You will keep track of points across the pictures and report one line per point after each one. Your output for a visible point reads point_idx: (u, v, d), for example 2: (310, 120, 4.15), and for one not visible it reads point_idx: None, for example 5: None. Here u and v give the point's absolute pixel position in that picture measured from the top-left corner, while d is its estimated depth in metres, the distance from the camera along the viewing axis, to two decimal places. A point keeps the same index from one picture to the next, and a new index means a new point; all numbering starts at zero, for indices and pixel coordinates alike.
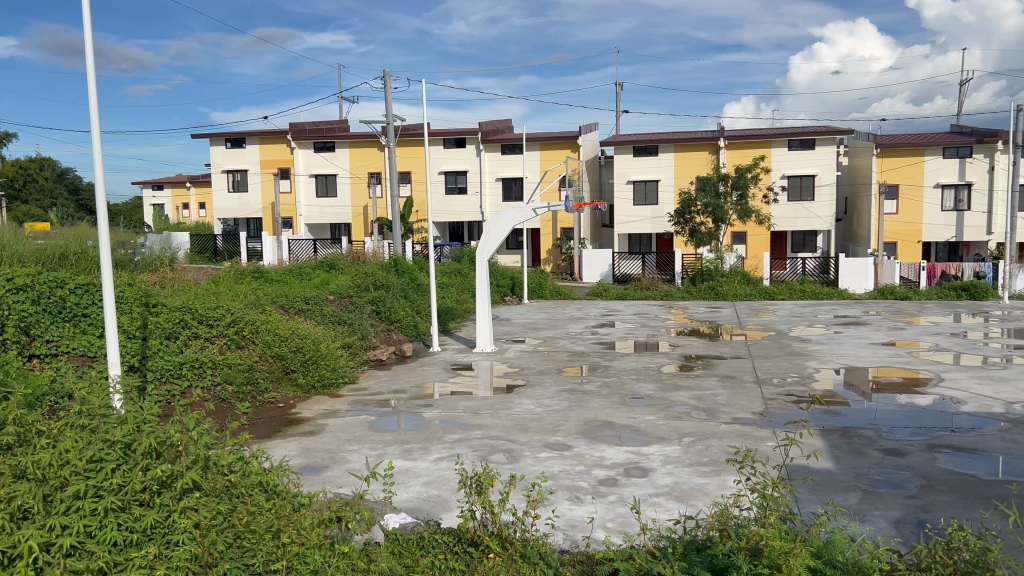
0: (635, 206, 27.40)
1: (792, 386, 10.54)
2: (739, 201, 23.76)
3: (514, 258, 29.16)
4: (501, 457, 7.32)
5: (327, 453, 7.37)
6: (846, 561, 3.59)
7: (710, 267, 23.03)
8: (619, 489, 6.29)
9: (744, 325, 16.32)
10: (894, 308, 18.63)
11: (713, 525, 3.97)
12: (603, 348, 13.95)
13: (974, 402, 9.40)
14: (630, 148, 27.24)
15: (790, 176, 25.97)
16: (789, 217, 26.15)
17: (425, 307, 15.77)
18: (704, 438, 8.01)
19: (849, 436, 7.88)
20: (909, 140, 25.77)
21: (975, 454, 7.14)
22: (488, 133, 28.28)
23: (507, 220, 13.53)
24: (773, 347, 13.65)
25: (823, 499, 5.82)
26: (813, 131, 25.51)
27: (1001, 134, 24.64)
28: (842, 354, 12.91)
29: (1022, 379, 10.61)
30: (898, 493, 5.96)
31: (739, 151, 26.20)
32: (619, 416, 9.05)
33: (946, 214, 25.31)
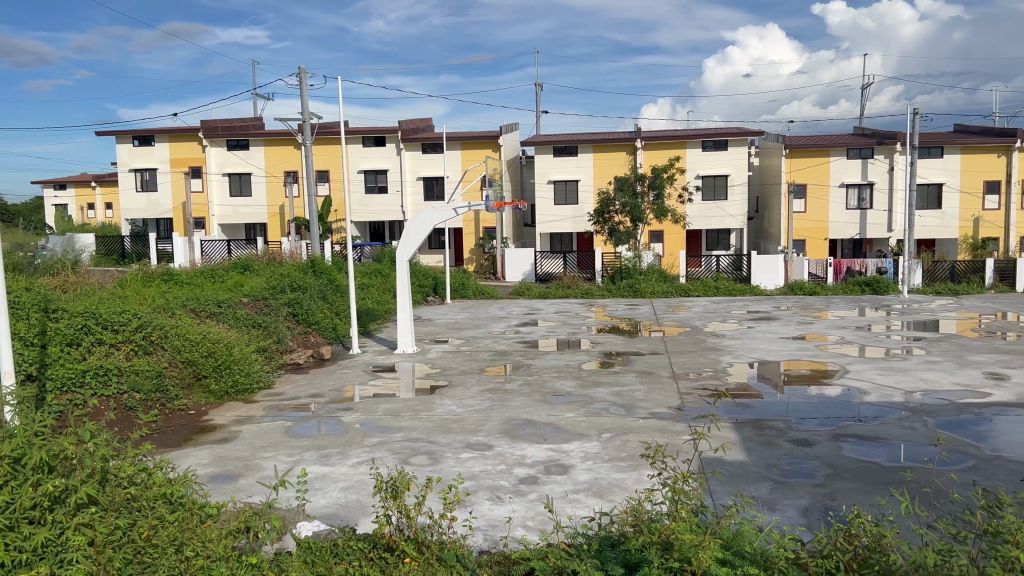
0: (556, 206, 27.63)
1: (708, 380, 10.79)
2: (656, 201, 24.30)
3: (436, 258, 29.01)
4: (422, 459, 7.25)
5: (240, 461, 7.16)
6: (754, 551, 3.67)
7: (629, 265, 23.38)
8: (539, 487, 6.30)
9: (662, 322, 16.65)
10: (803, 304, 19.33)
11: (629, 521, 4.01)
12: (525, 346, 14.01)
13: (876, 392, 9.83)
14: (550, 148, 27.40)
15: (703, 176, 26.64)
16: (703, 216, 26.86)
17: (345, 308, 15.51)
18: (622, 434, 8.12)
19: (760, 428, 8.12)
20: (816, 141, 26.76)
21: (877, 442, 7.46)
22: (408, 132, 28.02)
23: (428, 220, 13.38)
24: (689, 343, 13.94)
25: (734, 490, 5.98)
26: (726, 132, 26.24)
27: (900, 136, 25.86)
28: (755, 348, 13.30)
29: (920, 369, 11.16)
30: (806, 482, 6.17)
31: (655, 151, 26.72)
32: (540, 414, 9.09)
33: (851, 213, 26.40)
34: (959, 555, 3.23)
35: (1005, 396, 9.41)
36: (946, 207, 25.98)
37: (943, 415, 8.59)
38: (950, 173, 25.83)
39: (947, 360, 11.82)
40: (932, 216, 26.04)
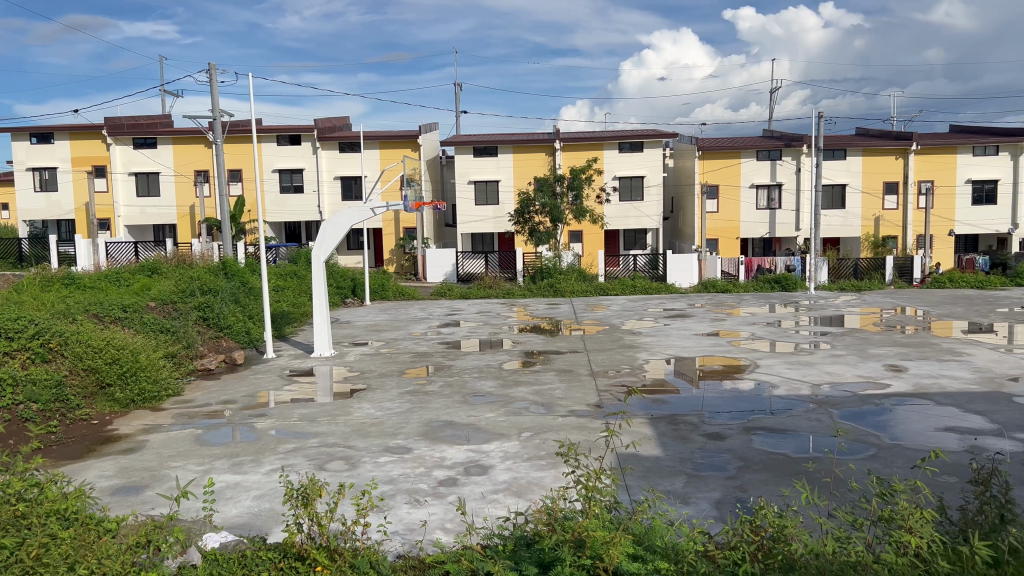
0: (477, 206, 27.58)
1: (626, 377, 10.96)
2: (575, 201, 24.58)
3: (355, 259, 28.59)
4: (339, 465, 7.10)
5: (147, 471, 6.88)
6: (665, 546, 3.74)
7: (550, 265, 23.54)
8: (459, 489, 6.27)
9: (582, 320, 16.84)
10: (716, 301, 19.85)
11: (543, 520, 4.01)
12: (446, 347, 13.92)
13: (785, 385, 10.19)
14: (470, 148, 27.32)
15: (621, 177, 27.08)
16: (620, 216, 27.30)
17: (258, 312, 15.07)
18: (542, 432, 8.15)
19: (675, 423, 8.29)
20: (728, 143, 27.54)
21: (786, 434, 7.72)
22: (325, 131, 27.50)
23: (344, 220, 13.10)
24: (607, 341, 14.14)
25: (649, 485, 6.08)
26: (642, 134, 26.75)
27: (807, 139, 26.86)
28: (670, 345, 13.56)
29: (825, 363, 11.61)
30: (719, 474, 6.32)
31: (574, 152, 27.01)
32: (460, 416, 9.05)
33: (760, 213, 27.26)
34: (855, 541, 3.37)
35: (902, 387, 9.88)
36: (849, 207, 27.13)
37: (847, 406, 8.95)
38: (853, 174, 26.99)
39: (851, 353, 12.34)
40: (836, 216, 27.14)
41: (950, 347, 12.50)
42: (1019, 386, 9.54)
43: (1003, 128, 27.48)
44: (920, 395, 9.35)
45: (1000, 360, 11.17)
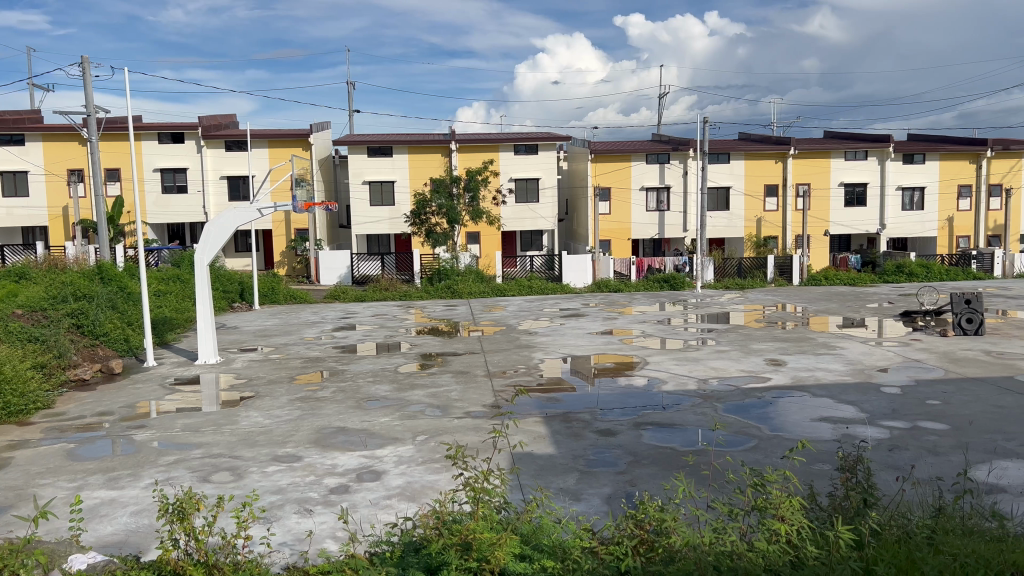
0: (372, 207, 27.15)
1: (521, 376, 11.03)
2: (471, 202, 24.63)
3: (243, 261, 27.71)
4: (224, 476, 6.83)
5: (11, 491, 6.41)
6: (552, 544, 3.77)
7: (447, 266, 23.44)
8: (351, 496, 6.15)
9: (478, 321, 16.85)
10: (609, 300, 20.28)
11: (430, 523, 3.96)
12: (340, 351, 13.65)
13: (674, 381, 10.51)
14: (364, 148, 26.86)
15: (516, 179, 27.26)
16: (517, 218, 27.49)
17: (138, 318, 14.35)
18: (437, 435, 8.10)
19: (568, 420, 8.42)
20: (619, 147, 28.19)
21: (674, 428, 7.95)
22: (210, 129, 26.47)
23: (227, 222, 12.59)
24: (503, 341, 14.18)
25: (542, 483, 6.12)
26: (537, 137, 27.01)
27: (693, 143, 27.83)
28: (565, 344, 13.74)
29: (711, 358, 12.06)
30: (610, 470, 6.44)
31: (469, 154, 27.03)
32: (353, 421, 8.87)
33: (650, 214, 28.07)
34: (732, 531, 3.49)
35: (782, 380, 10.36)
36: (733, 209, 28.30)
37: (731, 399, 9.31)
38: (736, 178, 28.14)
39: (734, 349, 12.84)
40: (721, 217, 28.25)
41: (825, 341, 13.20)
42: (886, 376, 10.18)
43: (871, 135, 29.26)
44: (797, 387, 9.83)
45: (869, 353, 11.89)
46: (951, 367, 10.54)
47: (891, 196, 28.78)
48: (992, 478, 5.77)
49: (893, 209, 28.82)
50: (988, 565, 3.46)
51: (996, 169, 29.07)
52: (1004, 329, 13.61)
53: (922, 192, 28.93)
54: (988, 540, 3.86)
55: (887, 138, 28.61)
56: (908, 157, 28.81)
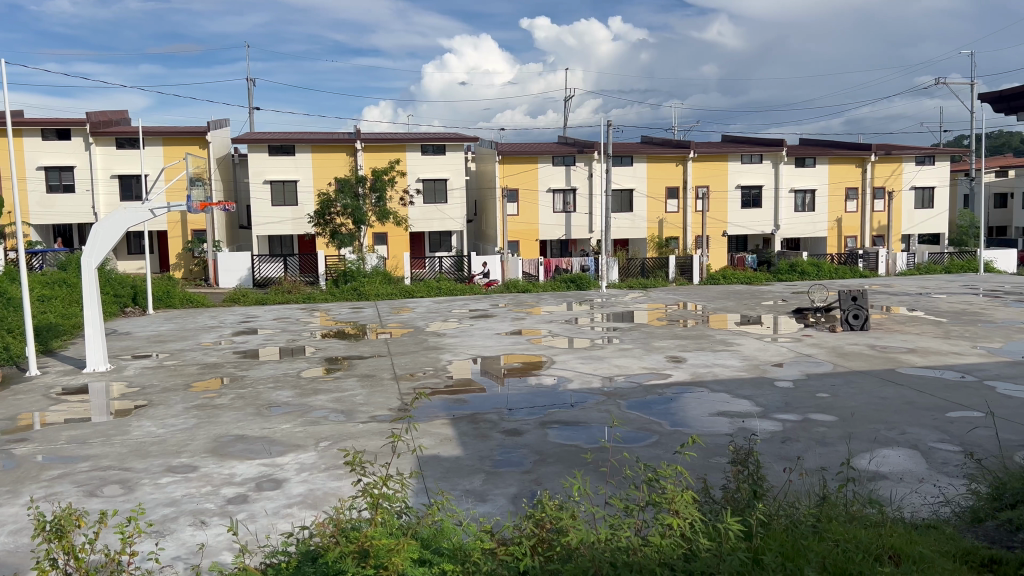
0: (274, 206, 26.44)
1: (429, 379, 10.95)
2: (378, 203, 24.28)
3: (136, 264, 26.56)
4: (113, 489, 6.51)
5: None
6: (452, 548, 3.75)
7: (352, 267, 23.09)
8: (249, 505, 5.95)
9: (386, 324, 16.65)
10: (517, 301, 20.40)
11: (327, 531, 3.86)
12: (239, 357, 13.22)
13: (579, 379, 10.65)
14: (265, 146, 26.15)
15: (424, 179, 27.09)
16: (425, 219, 27.31)
17: (19, 324, 13.53)
18: (340, 441, 7.94)
19: (475, 421, 8.40)
20: (525, 148, 28.40)
21: (579, 426, 8.06)
22: (99, 125, 25.22)
23: (117, 223, 11.98)
24: (410, 344, 14.05)
25: (447, 486, 6.08)
26: (444, 137, 26.93)
27: (597, 146, 28.35)
28: (472, 345, 13.72)
29: (615, 356, 12.29)
30: (515, 470, 6.46)
31: (375, 153, 26.66)
32: (252, 429, 8.60)
33: (557, 216, 28.40)
34: (627, 527, 3.54)
35: (682, 376, 10.65)
36: (636, 211, 28.93)
37: (634, 396, 9.50)
38: (639, 180, 28.79)
39: (637, 347, 13.12)
40: (625, 219, 28.83)
41: (723, 339, 13.66)
42: (780, 371, 10.60)
43: (766, 139, 30.46)
44: (697, 383, 10.12)
45: (764, 349, 12.36)
46: (839, 361, 11.08)
47: (785, 198, 30.09)
48: (873, 467, 6.09)
49: (786, 210, 30.11)
50: (867, 549, 3.64)
51: (880, 173, 30.71)
52: (887, 324, 14.41)
53: (813, 195, 30.38)
54: (867, 526, 4.07)
55: (780, 142, 29.87)
56: (800, 160, 30.20)
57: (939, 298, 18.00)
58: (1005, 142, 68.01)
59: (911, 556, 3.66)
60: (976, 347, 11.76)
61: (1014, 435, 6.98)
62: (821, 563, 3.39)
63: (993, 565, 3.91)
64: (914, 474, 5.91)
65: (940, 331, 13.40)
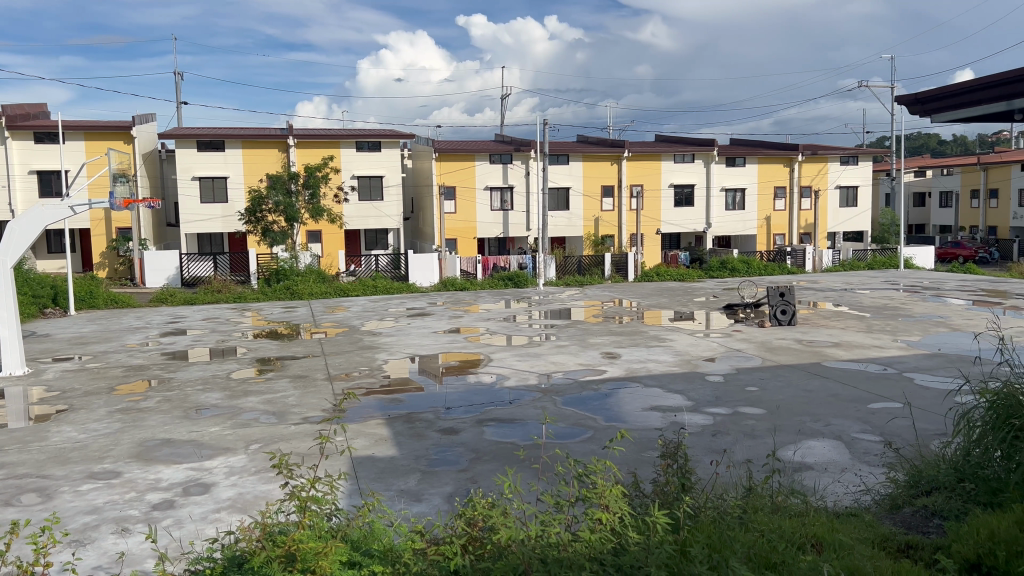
0: (203, 203, 25.77)
1: (364, 378, 10.82)
2: (311, 200, 23.84)
3: (57, 263, 25.57)
4: (30, 498, 6.23)
5: None
6: (382, 549, 3.70)
7: (285, 266, 22.66)
8: (176, 511, 5.78)
9: (319, 323, 16.39)
10: (454, 299, 20.32)
11: (253, 536, 3.76)
12: (167, 358, 12.85)
13: (516, 376, 10.68)
14: (193, 141, 25.46)
15: (359, 176, 26.78)
16: (359, 216, 27.01)
17: None
18: (271, 443, 7.79)
19: (411, 421, 8.34)
20: (462, 146, 28.29)
21: (514, 423, 8.08)
22: (16, 118, 24.16)
23: (35, 221, 11.45)
24: (344, 343, 13.86)
25: (381, 486, 6.02)
26: (379, 133, 26.64)
27: (533, 144, 28.44)
28: (408, 344, 13.61)
29: (551, 353, 12.36)
30: (451, 468, 6.43)
31: (308, 150, 26.20)
32: (180, 432, 8.35)
33: (495, 214, 28.42)
34: (558, 523, 3.54)
35: (617, 372, 10.78)
36: (572, 209, 29.13)
37: (569, 393, 9.56)
38: (575, 178, 29.00)
39: (573, 343, 13.22)
40: (561, 217, 29.00)
41: (657, 334, 13.88)
42: (711, 365, 10.83)
43: (698, 138, 31.07)
44: (631, 378, 10.25)
45: (696, 344, 12.60)
46: (768, 355, 11.38)
47: (716, 197, 30.76)
48: (799, 458, 6.26)
49: (718, 209, 30.77)
50: (790, 537, 3.74)
51: (807, 172, 31.65)
52: (813, 318, 14.85)
53: (743, 193, 31.10)
54: (791, 515, 4.18)
55: (711, 142, 30.51)
56: (731, 160, 30.87)
57: (862, 293, 18.64)
58: (924, 143, 70.92)
59: (832, 543, 3.77)
60: (896, 340, 12.21)
61: (930, 425, 7.27)
62: (746, 554, 3.46)
63: (910, 550, 4.06)
64: (838, 464, 6.10)
65: (864, 326, 13.88)
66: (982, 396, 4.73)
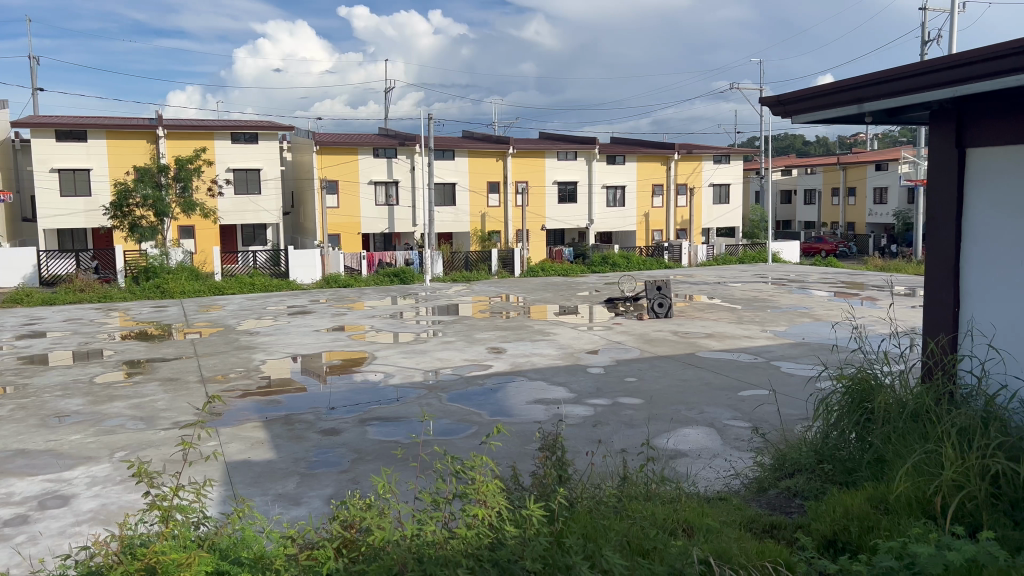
0: (63, 197, 24.14)
1: (241, 380, 10.42)
2: (182, 193, 22.79)
3: None
4: None
5: None
6: (252, 556, 3.55)
7: (155, 263, 21.54)
8: (30, 527, 5.37)
9: (193, 323, 15.69)
10: (337, 296, 19.92)
11: (108, 550, 3.52)
12: (22, 363, 11.94)
13: (400, 374, 10.56)
14: (51, 131, 23.83)
15: (234, 169, 25.81)
16: (236, 211, 26.04)
17: None
18: (139, 450, 7.38)
19: (290, 423, 8.09)
20: (344, 139, 27.70)
21: (398, 421, 7.97)
22: None
23: None
24: (220, 343, 13.31)
25: (257, 491, 5.80)
26: (257, 125, 25.74)
27: (418, 139, 28.22)
28: (289, 343, 13.20)
29: (436, 350, 12.29)
30: (332, 470, 6.28)
31: (179, 141, 25.00)
32: (35, 442, 7.77)
33: (379, 209, 28.02)
34: (436, 521, 3.50)
35: (502, 366, 10.84)
36: (459, 205, 29.07)
37: (455, 389, 9.52)
38: (461, 174, 28.95)
39: (459, 339, 13.19)
40: (448, 213, 28.87)
41: (541, 329, 14.05)
42: (593, 358, 11.06)
43: (580, 137, 31.73)
44: (516, 372, 10.33)
45: (579, 337, 12.84)
46: (647, 347, 11.74)
47: (598, 194, 31.50)
48: (673, 445, 6.48)
49: (599, 205, 31.51)
50: (661, 524, 3.85)
51: (683, 171, 32.86)
52: (688, 311, 15.43)
53: (623, 191, 31.98)
54: (663, 502, 4.31)
55: (593, 140, 31.21)
56: (611, 158, 31.65)
57: (733, 286, 19.51)
58: (791, 143, 75.26)
59: (701, 527, 3.90)
60: (764, 330, 12.87)
61: (793, 410, 7.69)
62: (620, 541, 3.53)
63: (774, 529, 4.25)
64: (710, 450, 6.34)
65: (735, 317, 14.54)
66: (838, 381, 5.02)
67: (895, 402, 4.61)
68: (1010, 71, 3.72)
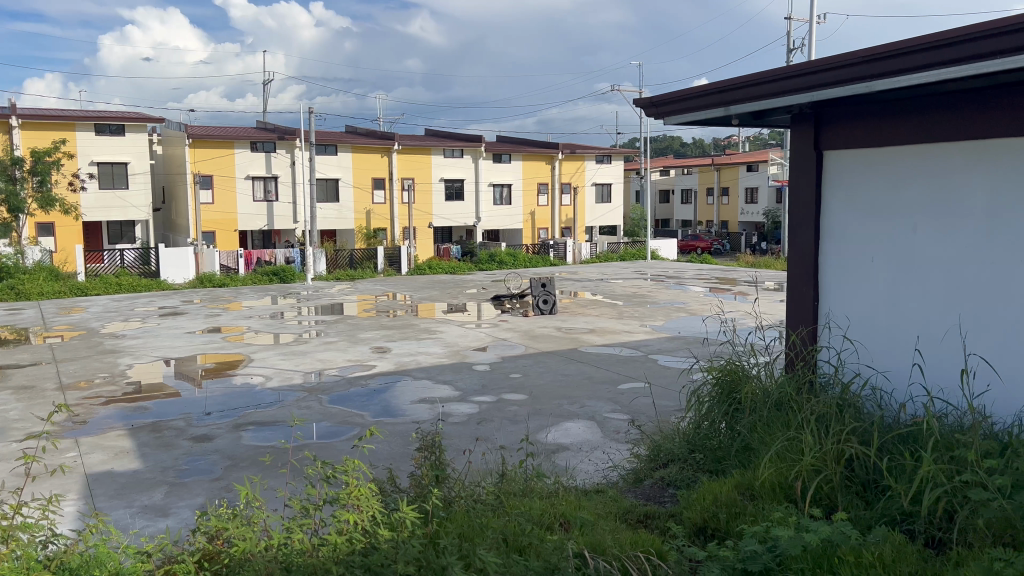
0: None
1: (104, 386, 9.80)
2: (40, 187, 21.28)
3: None
4: None
5: None
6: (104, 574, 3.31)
7: (8, 263, 20.00)
8: None
9: (52, 326, 14.66)
10: (212, 296, 19.12)
11: None
12: None
13: (278, 376, 10.23)
14: None
15: (98, 163, 24.34)
16: (100, 207, 24.58)
17: None
18: None
19: (158, 430, 7.67)
20: (219, 132, 26.64)
21: (275, 426, 7.70)
22: None
23: None
24: (82, 347, 12.50)
25: (118, 504, 5.44)
26: (122, 116, 24.41)
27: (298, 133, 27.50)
28: (158, 346, 12.54)
29: (317, 350, 11.97)
30: (203, 478, 5.99)
31: (35, 132, 23.23)
32: None
33: (258, 205, 27.08)
34: (305, 528, 3.38)
35: (386, 366, 10.68)
36: (342, 201, 28.47)
37: (336, 390, 9.30)
38: (344, 170, 28.38)
39: (341, 339, 12.91)
40: (331, 209, 28.23)
41: (426, 327, 13.95)
42: (478, 355, 11.06)
43: (466, 135, 31.77)
44: (400, 371, 10.19)
45: (463, 335, 12.82)
46: (530, 343, 11.85)
47: (484, 192, 31.59)
48: (554, 439, 6.56)
49: (486, 203, 31.61)
50: (538, 520, 3.87)
51: (566, 170, 33.47)
52: (571, 307, 15.68)
53: (509, 189, 32.22)
54: (539, 496, 4.33)
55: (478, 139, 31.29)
56: (497, 156, 31.85)
57: (614, 283, 20.02)
58: (669, 145, 78.22)
59: (576, 520, 3.95)
60: (643, 325, 13.24)
61: (668, 402, 7.94)
62: (494, 538, 3.51)
63: (647, 519, 4.35)
64: (590, 443, 6.45)
65: (616, 312, 14.88)
66: (709, 372, 5.21)
67: (761, 393, 4.81)
68: (862, 78, 3.95)
